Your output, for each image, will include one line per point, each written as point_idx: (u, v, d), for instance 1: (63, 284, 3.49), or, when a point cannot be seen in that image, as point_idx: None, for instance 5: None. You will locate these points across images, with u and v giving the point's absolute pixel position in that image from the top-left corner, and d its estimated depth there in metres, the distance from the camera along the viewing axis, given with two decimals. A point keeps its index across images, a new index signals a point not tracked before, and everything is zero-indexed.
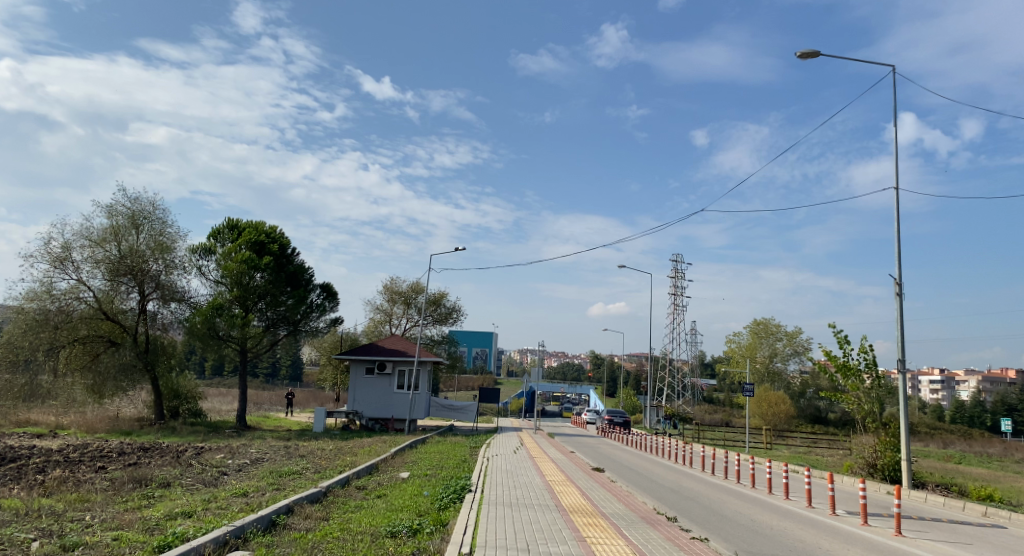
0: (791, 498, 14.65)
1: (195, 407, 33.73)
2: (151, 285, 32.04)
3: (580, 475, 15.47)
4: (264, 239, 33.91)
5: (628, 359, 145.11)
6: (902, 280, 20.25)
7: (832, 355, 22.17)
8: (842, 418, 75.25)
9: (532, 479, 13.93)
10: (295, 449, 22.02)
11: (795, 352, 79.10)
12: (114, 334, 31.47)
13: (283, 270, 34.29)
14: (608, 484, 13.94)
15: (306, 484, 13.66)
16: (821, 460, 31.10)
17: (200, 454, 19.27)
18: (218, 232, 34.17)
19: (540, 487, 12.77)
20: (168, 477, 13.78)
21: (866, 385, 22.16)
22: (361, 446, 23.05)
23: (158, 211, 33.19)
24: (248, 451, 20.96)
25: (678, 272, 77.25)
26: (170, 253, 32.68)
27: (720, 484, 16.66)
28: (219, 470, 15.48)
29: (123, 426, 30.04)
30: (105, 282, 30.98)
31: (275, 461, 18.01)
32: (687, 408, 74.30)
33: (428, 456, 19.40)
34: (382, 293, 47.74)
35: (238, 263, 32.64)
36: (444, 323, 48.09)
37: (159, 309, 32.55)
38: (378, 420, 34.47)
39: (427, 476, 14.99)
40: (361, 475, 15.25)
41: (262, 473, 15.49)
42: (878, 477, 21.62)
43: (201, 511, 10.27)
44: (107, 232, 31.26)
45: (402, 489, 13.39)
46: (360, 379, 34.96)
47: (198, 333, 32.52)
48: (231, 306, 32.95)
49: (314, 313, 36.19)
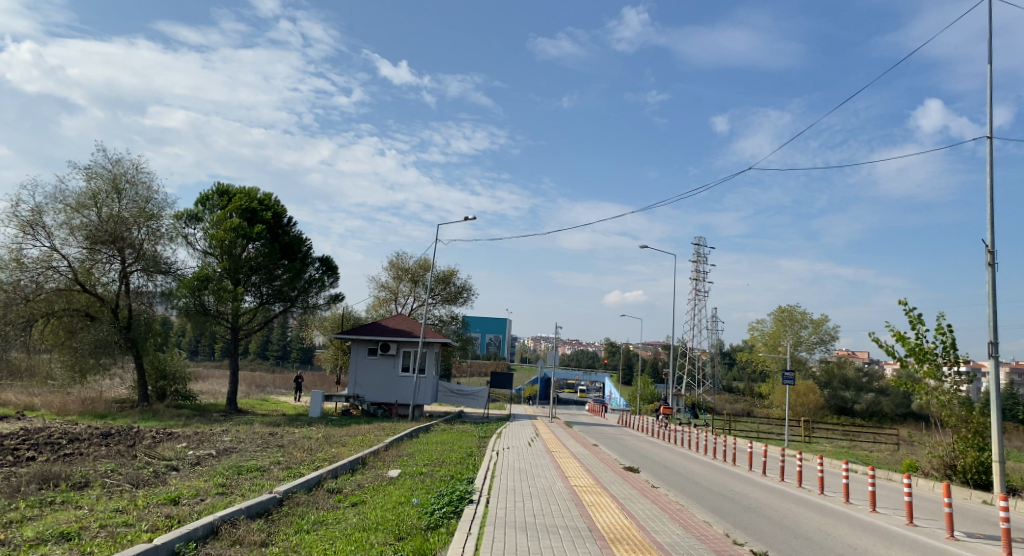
0: (887, 515, 11.44)
1: (183, 389, 31.25)
2: (133, 255, 29.36)
3: (612, 477, 12.42)
4: (256, 207, 30.92)
5: (645, 347, 141.79)
6: (994, 247, 16.89)
7: (903, 337, 18.93)
8: (870, 410, 71.67)
9: (553, 485, 10.86)
10: (278, 438, 19.17)
11: (821, 340, 75.65)
12: (92, 307, 28.85)
13: (277, 241, 31.41)
14: (649, 491, 10.91)
15: (264, 486, 10.75)
16: (872, 457, 27.81)
17: (160, 443, 16.42)
18: (206, 198, 31.24)
19: (565, 499, 9.68)
20: (90, 475, 10.91)
21: (944, 373, 18.92)
22: (354, 435, 20.23)
23: (142, 175, 30.40)
24: (221, 439, 18.14)
25: (700, 256, 73.89)
26: (155, 221, 29.95)
27: (786, 492, 13.65)
28: (167, 466, 12.62)
29: (100, 408, 27.39)
30: (81, 250, 28.28)
31: (244, 454, 15.05)
32: (707, 396, 71.26)
33: (427, 450, 16.46)
34: (388, 269, 44.84)
35: (227, 231, 29.60)
36: (454, 303, 45.15)
37: (143, 282, 29.89)
38: (381, 406, 31.78)
39: (421, 477, 12.01)
40: (339, 474, 12.30)
41: (219, 469, 12.58)
42: (959, 480, 18.36)
43: (86, 532, 7.34)
44: (85, 196, 28.48)
45: (386, 496, 10.48)
46: (362, 360, 32.10)
47: (185, 309, 29.85)
48: (220, 279, 30.17)
49: (312, 288, 33.30)
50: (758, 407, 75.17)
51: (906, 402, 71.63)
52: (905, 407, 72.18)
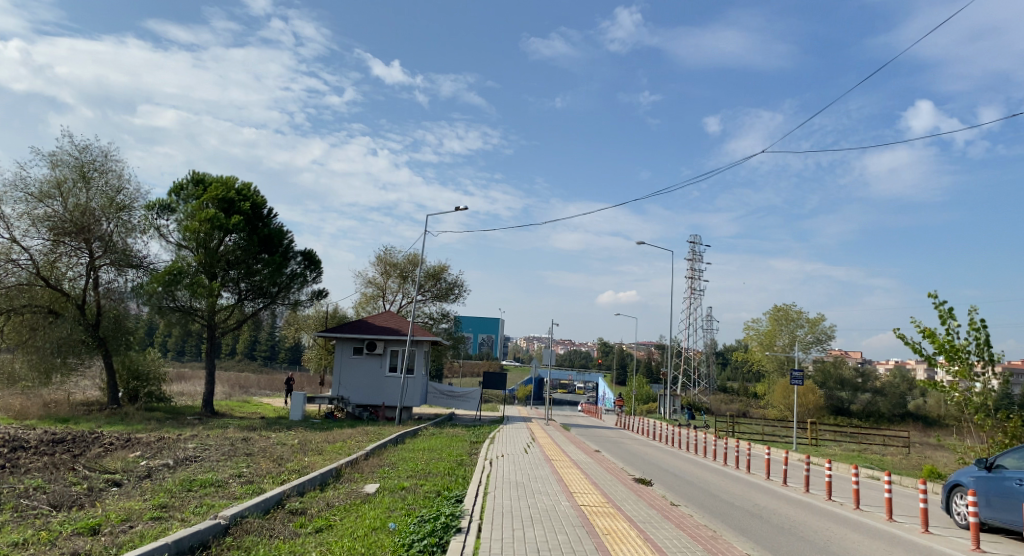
0: (952, 541, 9.73)
1: (157, 391, 29.40)
2: (101, 248, 27.53)
3: (623, 492, 10.76)
4: (233, 196, 29.15)
5: (638, 347, 140.63)
6: None
7: (933, 334, 17.35)
8: (867, 410, 70.44)
9: (557, 506, 9.16)
10: (249, 444, 17.43)
11: (817, 340, 74.47)
12: (56, 303, 27.05)
13: (256, 234, 29.64)
14: (671, 513, 9.25)
15: (213, 507, 9.00)
16: (888, 461, 26.27)
17: (113, 451, 14.62)
18: (181, 187, 29.43)
19: (575, 525, 8.02)
20: (5, 496, 9.11)
21: (977, 372, 17.38)
22: (333, 441, 18.48)
23: (112, 163, 28.57)
24: (184, 446, 16.35)
25: (695, 255, 72.43)
26: (126, 211, 28.15)
27: (817, 507, 12.05)
28: (107, 481, 10.85)
29: (64, 411, 25.58)
30: (45, 243, 26.45)
31: (203, 464, 13.26)
32: (703, 397, 69.78)
33: (412, 459, 14.76)
34: (375, 265, 43.09)
35: (202, 222, 27.80)
36: (445, 300, 43.47)
37: (113, 276, 28.08)
38: (367, 408, 30.08)
39: (402, 494, 10.30)
40: (305, 490, 10.57)
41: (167, 485, 10.78)
42: None
43: None
44: (49, 185, 26.65)
45: (358, 520, 8.75)
46: (346, 359, 30.35)
47: (156, 305, 27.98)
48: (194, 273, 28.36)
49: (295, 284, 31.49)
50: (754, 407, 73.92)
51: (904, 402, 70.36)
52: (901, 407, 70.98)
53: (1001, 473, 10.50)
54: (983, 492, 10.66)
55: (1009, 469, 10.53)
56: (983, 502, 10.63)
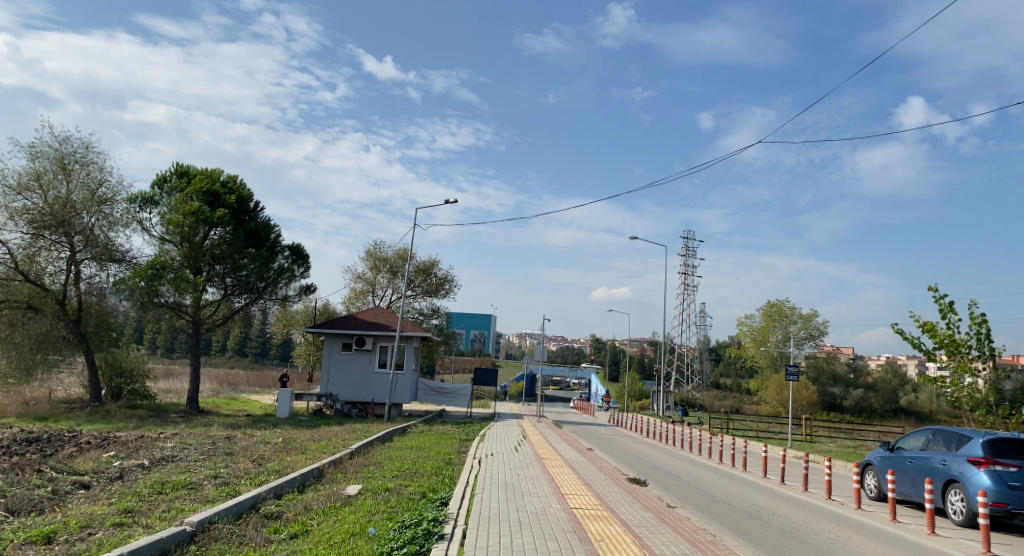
0: (963, 545, 9.29)
1: (141, 389, 28.74)
2: (82, 242, 26.86)
3: (616, 493, 10.30)
4: (218, 189, 28.55)
5: (631, 344, 140.30)
6: None
7: (934, 329, 16.95)
8: (859, 406, 70.27)
9: (547, 509, 8.68)
10: (230, 443, 16.88)
11: (810, 336, 75.00)
12: (35, 299, 26.35)
13: (241, 228, 29.05)
14: (667, 516, 8.78)
15: (182, 512, 8.46)
16: None
17: (86, 451, 14.04)
18: (164, 180, 28.79)
19: (568, 531, 7.54)
20: None
21: (978, 367, 17.01)
22: (318, 439, 17.97)
23: (93, 155, 27.87)
24: (162, 446, 15.77)
25: (688, 250, 71.94)
26: (108, 205, 27.48)
27: (816, 507, 11.65)
28: (74, 483, 10.29)
29: (43, 409, 24.89)
30: (23, 236, 25.78)
31: (180, 465, 12.71)
32: (696, 393, 69.47)
33: (398, 458, 14.23)
34: (365, 260, 42.49)
35: (186, 215, 27.14)
36: (435, 296, 42.91)
37: (94, 271, 27.41)
38: (356, 405, 29.54)
39: (385, 497, 9.80)
40: (283, 492, 10.05)
41: (138, 487, 10.23)
42: None
43: None
44: (28, 177, 25.95)
45: (336, 525, 8.21)
46: (335, 356, 29.79)
47: (138, 299, 27.32)
48: (178, 267, 27.69)
49: (282, 279, 30.90)
50: (747, 403, 73.67)
51: (896, 398, 70.25)
52: (894, 403, 70.90)
53: (898, 453, 12.79)
54: (886, 468, 12.96)
55: (905, 450, 12.77)
56: (885, 477, 12.89)
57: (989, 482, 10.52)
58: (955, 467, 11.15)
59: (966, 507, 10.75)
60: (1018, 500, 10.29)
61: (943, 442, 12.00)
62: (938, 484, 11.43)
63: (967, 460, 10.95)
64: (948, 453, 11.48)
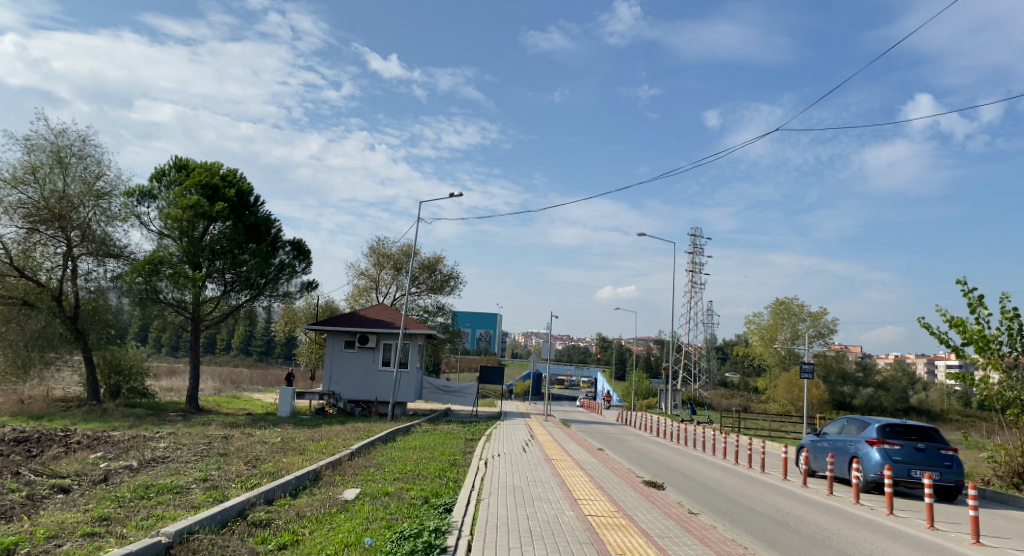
0: None
1: (140, 387, 28.13)
2: (78, 236, 26.24)
3: (633, 498, 9.55)
4: (218, 182, 27.91)
5: (636, 343, 139.46)
6: None
7: (963, 324, 16.13)
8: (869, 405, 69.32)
9: (559, 516, 7.94)
10: (226, 443, 16.21)
11: (819, 334, 73.09)
12: (31, 295, 25.74)
13: (241, 222, 28.39)
14: (691, 524, 8.04)
15: (162, 519, 7.75)
16: None
17: (73, 452, 13.37)
18: (163, 173, 28.15)
19: (585, 542, 6.78)
20: None
21: (1010, 364, 16.14)
22: (318, 438, 17.30)
23: (89, 148, 27.21)
24: (154, 446, 15.12)
25: (695, 247, 71.16)
26: (105, 199, 26.86)
27: (844, 512, 10.89)
28: (53, 487, 9.64)
29: (38, 408, 24.26)
30: (19, 231, 25.21)
31: (169, 467, 12.04)
32: (704, 392, 68.64)
33: (400, 459, 13.52)
34: (368, 256, 41.88)
35: (184, 209, 26.45)
36: (440, 293, 42.27)
37: (92, 267, 26.80)
38: (359, 404, 28.86)
39: (383, 502, 9.08)
40: (274, 497, 9.35)
41: (120, 491, 9.56)
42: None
43: None
44: (23, 170, 25.32)
45: (330, 536, 7.47)
46: (337, 353, 29.14)
47: (136, 295, 26.68)
48: (176, 262, 27.01)
49: (283, 275, 30.24)
50: (755, 402, 72.82)
51: (907, 397, 69.30)
52: (904, 401, 69.96)
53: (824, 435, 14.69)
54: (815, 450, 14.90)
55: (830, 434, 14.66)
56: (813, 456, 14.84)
57: (879, 458, 12.39)
58: (858, 448, 13.00)
59: (864, 477, 12.64)
60: (898, 472, 12.11)
61: (855, 425, 13.85)
62: (846, 460, 13.36)
63: (865, 441, 12.85)
64: (854, 435, 13.36)
